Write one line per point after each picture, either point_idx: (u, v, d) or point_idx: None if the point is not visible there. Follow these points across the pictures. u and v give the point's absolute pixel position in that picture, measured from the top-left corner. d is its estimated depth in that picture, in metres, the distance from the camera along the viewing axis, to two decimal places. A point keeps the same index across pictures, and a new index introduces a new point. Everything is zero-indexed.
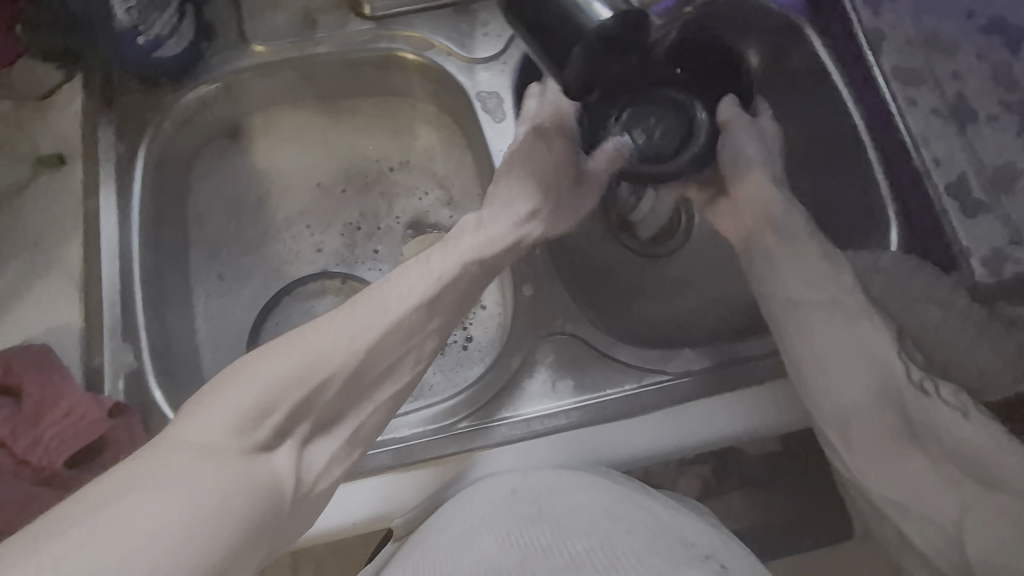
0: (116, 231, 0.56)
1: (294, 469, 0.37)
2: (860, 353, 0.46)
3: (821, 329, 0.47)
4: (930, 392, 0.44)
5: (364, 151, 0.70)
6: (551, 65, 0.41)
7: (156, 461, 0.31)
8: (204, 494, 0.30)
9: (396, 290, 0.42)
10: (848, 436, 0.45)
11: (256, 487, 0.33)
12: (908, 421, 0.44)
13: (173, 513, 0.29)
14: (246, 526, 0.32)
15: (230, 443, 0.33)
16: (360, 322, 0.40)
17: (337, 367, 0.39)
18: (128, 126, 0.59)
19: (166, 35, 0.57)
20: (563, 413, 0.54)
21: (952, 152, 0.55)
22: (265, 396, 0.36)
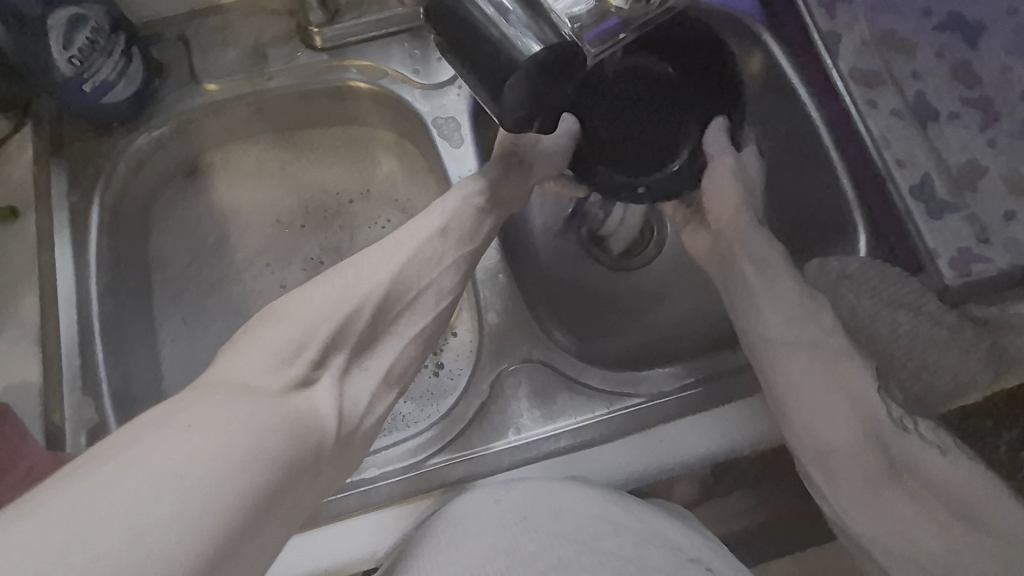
0: (74, 281, 0.56)
1: (334, 410, 0.38)
2: (841, 392, 0.47)
3: (803, 370, 0.48)
4: (909, 429, 0.45)
5: (323, 184, 0.70)
6: (488, 100, 0.40)
7: (199, 397, 0.33)
8: (240, 428, 0.31)
9: (385, 258, 0.45)
10: (833, 475, 0.45)
11: (298, 416, 0.35)
12: (891, 459, 0.44)
13: (207, 446, 0.29)
14: (282, 455, 0.32)
15: (269, 381, 0.36)
16: (362, 270, 0.44)
17: (352, 307, 0.42)
18: (82, 173, 0.59)
19: (113, 80, 0.57)
20: (532, 445, 0.52)
21: (914, 151, 0.54)
22: (284, 347, 0.38)
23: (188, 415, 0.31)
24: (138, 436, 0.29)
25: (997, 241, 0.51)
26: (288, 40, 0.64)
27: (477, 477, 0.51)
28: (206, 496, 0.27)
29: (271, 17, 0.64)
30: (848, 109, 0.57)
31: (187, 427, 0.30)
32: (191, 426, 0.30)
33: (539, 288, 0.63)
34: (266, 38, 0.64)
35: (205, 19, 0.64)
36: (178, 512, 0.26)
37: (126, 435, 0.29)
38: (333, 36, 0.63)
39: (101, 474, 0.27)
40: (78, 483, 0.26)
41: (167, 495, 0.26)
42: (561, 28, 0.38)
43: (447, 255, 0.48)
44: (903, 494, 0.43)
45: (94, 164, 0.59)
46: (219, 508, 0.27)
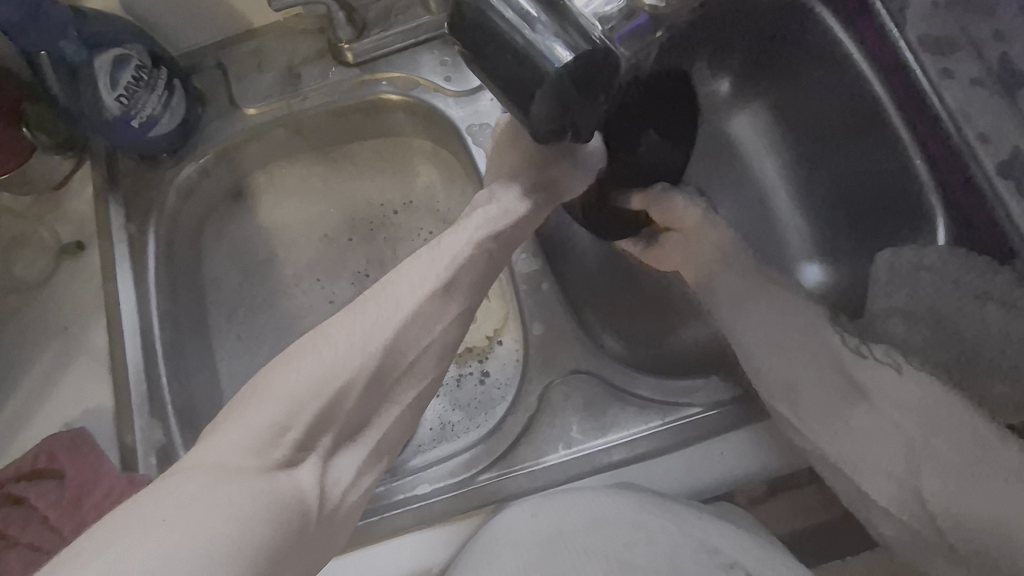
0: (136, 308, 0.58)
1: (319, 487, 0.34)
2: (798, 338, 0.48)
3: (759, 326, 0.49)
4: (870, 355, 0.47)
5: (367, 197, 0.70)
6: (518, 110, 0.39)
7: (167, 488, 0.29)
8: (217, 522, 0.27)
9: (375, 320, 0.37)
10: (821, 421, 0.46)
11: (278, 505, 0.30)
12: (863, 388, 0.46)
13: (178, 552, 0.26)
14: (266, 543, 0.29)
15: (248, 463, 0.31)
16: (355, 334, 0.36)
17: (340, 380, 0.35)
18: (138, 205, 0.61)
19: (159, 113, 0.59)
20: (586, 458, 0.50)
21: (1002, 124, 0.46)
22: (266, 427, 0.33)
23: (159, 511, 0.27)
24: (107, 535, 0.26)
25: None
26: (320, 58, 0.64)
27: (529, 492, 0.50)
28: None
29: (303, 37, 0.65)
30: (918, 82, 0.51)
31: (161, 525, 0.27)
32: (166, 520, 0.27)
33: (587, 288, 0.61)
34: (299, 59, 0.64)
35: (240, 45, 0.65)
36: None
37: (95, 534, 0.27)
38: (364, 51, 0.63)
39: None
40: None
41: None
42: (591, 33, 0.38)
43: (449, 306, 0.40)
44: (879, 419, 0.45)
45: (147, 196, 0.62)
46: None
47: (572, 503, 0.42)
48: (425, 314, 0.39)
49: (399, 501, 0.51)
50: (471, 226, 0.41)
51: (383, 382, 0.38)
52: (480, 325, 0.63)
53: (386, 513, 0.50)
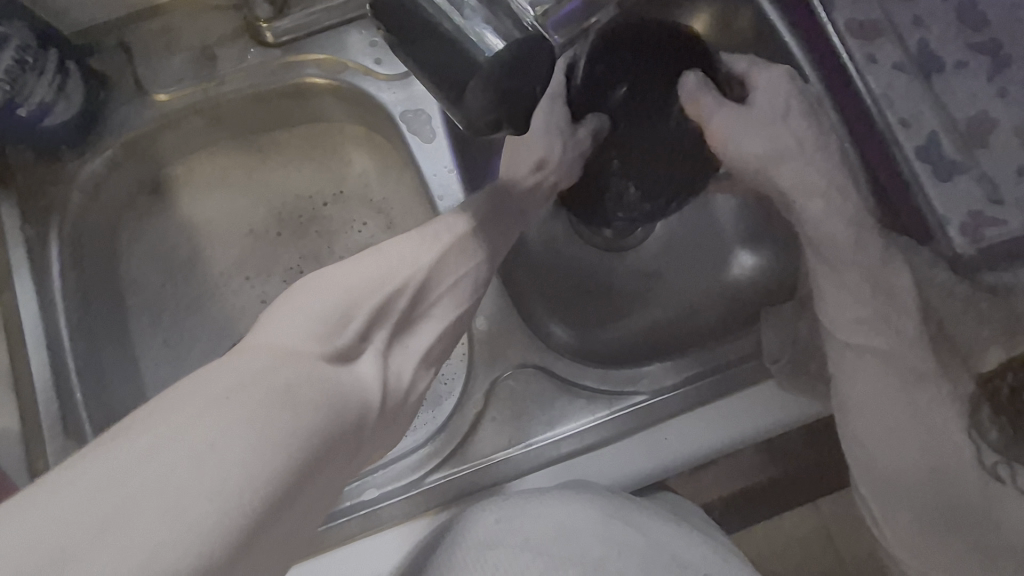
0: (40, 320, 0.52)
1: (380, 379, 0.34)
2: (919, 415, 0.41)
3: (877, 389, 0.43)
4: (1006, 480, 0.39)
5: (296, 189, 0.66)
6: (450, 101, 0.37)
7: (240, 361, 0.28)
8: (278, 403, 0.26)
9: (422, 242, 0.40)
10: (891, 506, 0.42)
11: (343, 393, 0.30)
12: (964, 503, 0.40)
13: (242, 425, 0.24)
14: (324, 430, 0.27)
15: (317, 346, 0.31)
16: (402, 249, 0.38)
17: (393, 284, 0.37)
18: (33, 206, 0.55)
19: (52, 101, 0.52)
20: (533, 452, 0.50)
21: (920, 111, 0.50)
22: (328, 315, 0.33)
23: (225, 384, 0.26)
24: (170, 404, 0.25)
25: (1009, 200, 0.48)
26: (237, 38, 0.59)
27: (479, 490, 0.49)
28: (239, 484, 0.23)
29: (216, 14, 0.60)
30: (845, 66, 0.53)
31: (225, 399, 0.25)
32: (231, 396, 0.25)
33: (533, 279, 0.59)
34: (213, 39, 0.59)
35: (145, 23, 0.59)
36: (212, 495, 0.22)
37: (155, 404, 0.25)
38: (285, 31, 0.58)
39: (126, 450, 0.22)
40: (103, 460, 0.22)
41: (197, 479, 0.22)
42: (522, 17, 0.37)
43: (479, 240, 0.43)
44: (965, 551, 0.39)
45: (45, 195, 0.55)
46: (252, 496, 0.23)
47: (535, 517, 0.41)
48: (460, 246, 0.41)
49: (346, 508, 0.50)
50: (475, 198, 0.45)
51: (425, 298, 0.39)
52: None
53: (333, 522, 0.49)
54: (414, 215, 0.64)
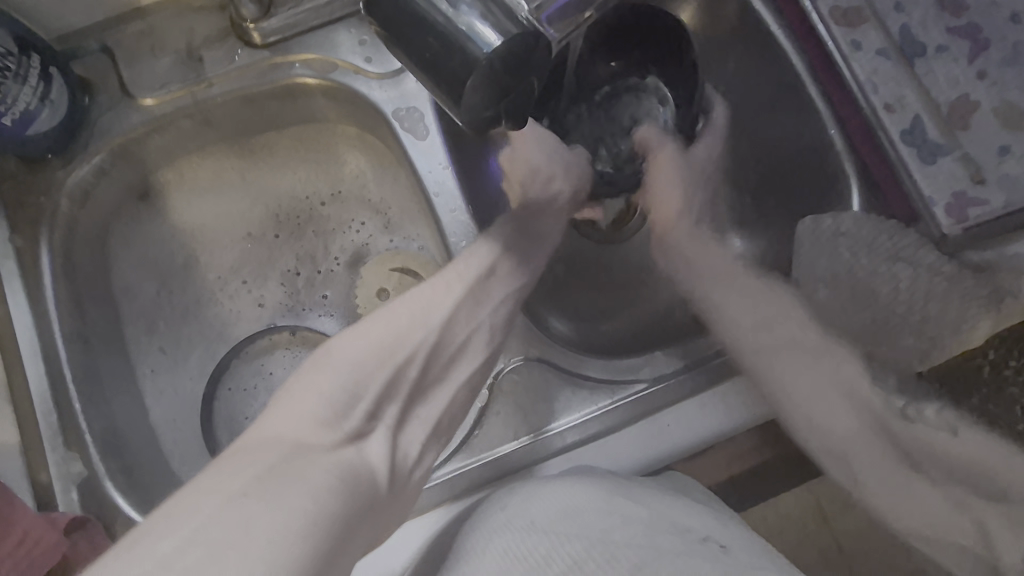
0: (35, 330, 0.52)
1: (390, 455, 0.35)
2: (841, 383, 0.48)
3: (796, 368, 0.49)
4: (915, 418, 0.46)
5: (292, 190, 0.66)
6: (450, 102, 0.38)
7: (251, 457, 0.29)
8: (293, 493, 0.27)
9: (431, 291, 0.42)
10: (852, 467, 0.46)
11: (357, 477, 0.31)
12: (900, 442, 0.46)
13: (265, 517, 0.26)
14: (340, 512, 0.29)
15: (322, 433, 0.32)
16: (413, 309, 0.40)
17: (405, 352, 0.38)
18: (22, 217, 0.54)
19: (36, 108, 0.51)
20: (539, 445, 0.51)
21: (902, 95, 0.51)
22: (338, 397, 0.34)
23: (240, 482, 0.27)
24: (183, 502, 0.27)
25: (991, 180, 0.48)
26: (223, 39, 0.58)
27: (488, 482, 0.50)
28: None
29: (200, 14, 0.59)
30: (831, 52, 0.54)
31: (242, 496, 0.27)
32: (247, 493, 0.27)
33: None
34: (199, 41, 0.58)
35: (127, 26, 0.58)
36: None
37: (169, 507, 0.27)
38: (272, 31, 0.58)
39: (150, 558, 0.24)
40: (129, 569, 0.24)
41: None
42: (517, 10, 0.37)
43: (489, 290, 0.45)
44: (927, 485, 0.44)
45: (33, 205, 0.55)
46: None
47: (543, 499, 0.41)
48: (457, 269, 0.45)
49: None
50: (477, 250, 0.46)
51: (441, 356, 0.41)
52: None
53: None
54: (409, 212, 0.65)
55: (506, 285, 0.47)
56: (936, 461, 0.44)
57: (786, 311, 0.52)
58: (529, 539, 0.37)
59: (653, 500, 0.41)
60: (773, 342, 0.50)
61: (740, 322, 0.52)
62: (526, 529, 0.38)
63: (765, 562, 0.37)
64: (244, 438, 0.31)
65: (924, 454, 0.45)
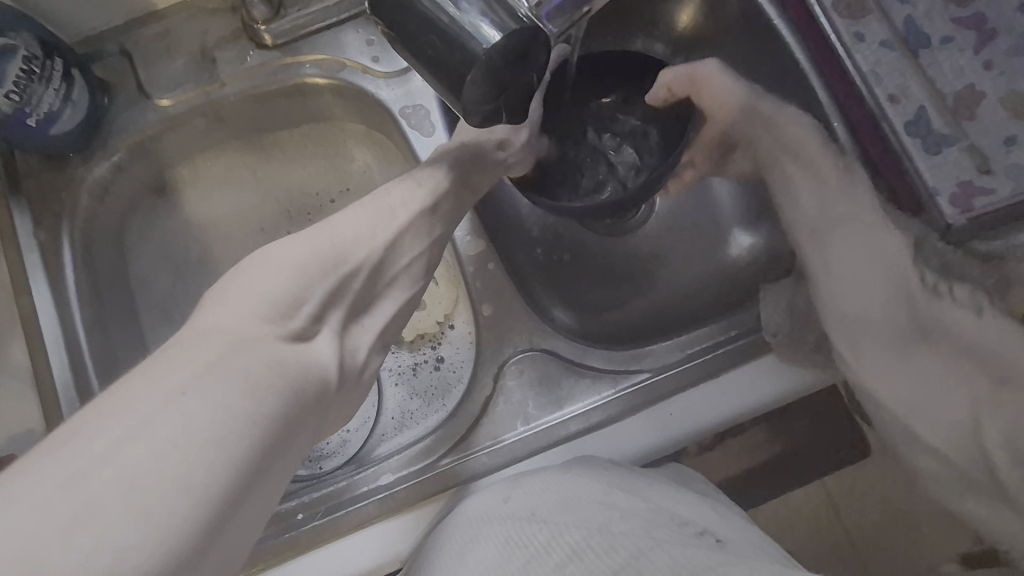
0: (57, 320, 0.54)
1: (336, 355, 0.36)
2: (879, 257, 0.47)
3: (839, 250, 0.48)
4: (943, 293, 0.46)
5: (302, 186, 0.67)
6: (451, 95, 0.39)
7: (193, 351, 0.29)
8: (235, 391, 0.27)
9: (380, 195, 0.42)
10: (858, 344, 0.45)
11: (302, 375, 0.32)
12: (921, 322, 0.45)
13: (203, 416, 0.25)
14: (282, 414, 0.29)
15: (266, 330, 0.32)
16: (358, 225, 0.40)
17: (348, 264, 0.38)
18: (44, 211, 0.56)
19: (59, 107, 0.53)
20: (542, 434, 0.52)
21: (906, 86, 0.51)
22: (281, 299, 0.34)
23: (180, 376, 0.27)
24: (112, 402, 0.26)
25: (998, 170, 0.48)
26: (235, 40, 0.60)
27: (492, 470, 0.51)
28: (209, 480, 0.24)
29: (214, 17, 0.61)
30: (833, 43, 0.54)
31: (182, 393, 0.26)
32: (186, 391, 0.26)
33: (533, 265, 0.62)
34: (212, 42, 0.60)
35: (143, 28, 0.60)
36: (186, 489, 0.23)
37: (101, 405, 0.26)
38: (283, 32, 0.59)
39: (83, 455, 0.23)
40: (60, 466, 0.23)
41: (162, 474, 0.23)
42: (516, 9, 0.37)
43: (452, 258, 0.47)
44: (932, 358, 0.44)
45: (54, 201, 0.57)
46: (225, 485, 0.25)
47: (543, 491, 0.42)
48: (416, 229, 0.43)
49: (363, 493, 0.51)
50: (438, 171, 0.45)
51: (384, 275, 0.41)
52: (429, 311, 0.62)
53: (352, 505, 0.51)
54: None
55: (444, 227, 0.45)
56: (957, 339, 0.44)
57: (847, 189, 0.50)
58: (529, 529, 0.38)
59: (653, 495, 0.42)
60: (827, 222, 0.50)
61: (807, 203, 0.51)
62: (525, 520, 0.39)
63: (762, 553, 0.37)
64: (181, 335, 0.31)
65: (944, 334, 0.44)
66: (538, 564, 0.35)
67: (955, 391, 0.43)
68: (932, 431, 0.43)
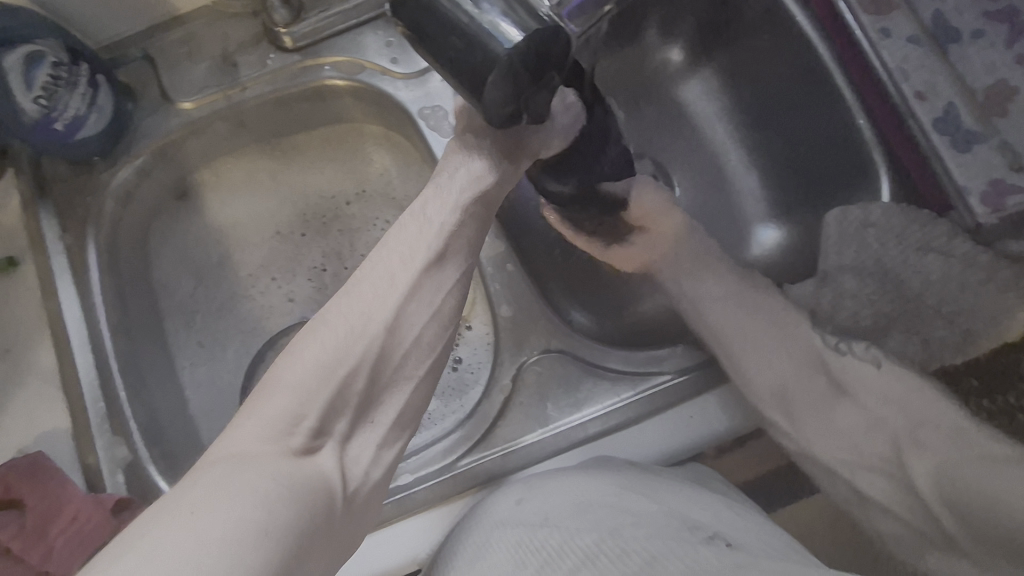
0: (83, 324, 0.55)
1: (339, 469, 0.36)
2: (781, 323, 0.52)
3: (739, 318, 0.53)
4: (846, 351, 0.50)
5: (320, 188, 0.68)
6: (472, 97, 0.39)
7: (205, 475, 0.31)
8: (244, 508, 0.29)
9: (394, 256, 0.38)
10: (794, 412, 0.48)
11: (309, 490, 0.32)
12: (834, 379, 0.49)
13: (215, 536, 0.28)
14: (294, 523, 0.30)
15: (271, 449, 0.33)
16: (353, 316, 0.37)
17: (347, 365, 0.36)
18: (71, 214, 0.57)
19: (85, 112, 0.54)
20: (561, 436, 0.51)
21: (935, 83, 0.50)
22: (282, 418, 0.34)
23: (194, 500, 0.29)
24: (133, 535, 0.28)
25: None
26: (256, 44, 0.61)
27: (510, 472, 0.51)
28: None
29: (235, 21, 0.61)
30: (858, 40, 0.52)
31: (194, 513, 0.28)
32: (200, 514, 0.28)
33: (550, 264, 0.62)
34: (234, 46, 0.61)
35: (167, 33, 0.61)
36: None
37: (129, 533, 0.28)
38: (303, 35, 0.60)
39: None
40: None
41: None
42: (538, 8, 0.38)
43: None
44: (853, 411, 0.48)
45: (80, 205, 0.58)
46: None
47: (556, 492, 0.42)
48: None
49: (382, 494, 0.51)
50: (449, 191, 0.41)
51: (388, 363, 0.38)
52: None
53: None
54: None
55: (459, 267, 0.41)
56: (865, 389, 0.48)
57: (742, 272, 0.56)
58: (539, 534, 0.38)
59: (667, 497, 0.41)
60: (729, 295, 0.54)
61: (705, 286, 0.55)
62: (538, 523, 0.39)
63: (775, 554, 0.37)
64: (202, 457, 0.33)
65: (855, 387, 0.49)
66: (550, 571, 0.35)
67: (868, 436, 0.47)
68: (862, 477, 0.46)
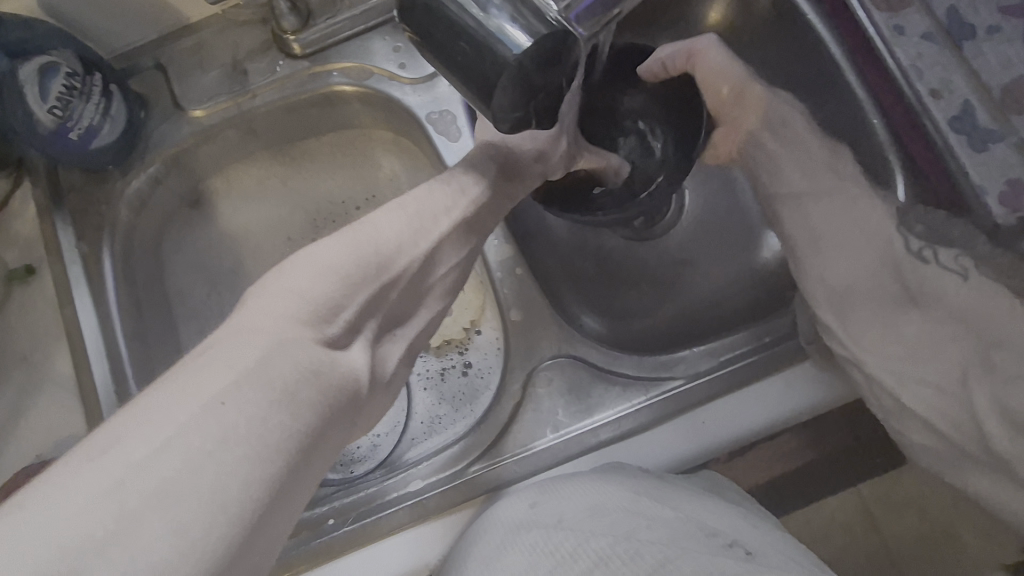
0: (98, 332, 0.55)
1: (369, 364, 0.35)
2: (856, 224, 0.49)
3: (822, 211, 0.51)
4: (930, 260, 0.46)
5: (329, 195, 0.68)
6: (480, 100, 0.39)
7: (229, 350, 0.29)
8: (272, 406, 0.27)
9: (422, 196, 0.40)
10: (849, 311, 0.46)
11: (338, 386, 0.31)
12: (909, 287, 0.46)
13: (240, 430, 0.26)
14: (316, 430, 0.29)
15: (305, 332, 0.32)
16: (401, 227, 0.38)
17: (390, 271, 0.37)
18: (86, 222, 0.58)
19: (98, 123, 0.55)
20: (571, 441, 0.51)
21: (951, 80, 0.49)
22: (320, 300, 0.33)
23: (217, 385, 0.27)
24: (137, 410, 0.26)
25: None
26: (266, 51, 0.61)
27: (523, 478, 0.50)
28: (240, 497, 0.25)
29: (244, 29, 0.62)
30: (872, 37, 0.51)
31: (221, 405, 0.26)
32: (226, 403, 0.26)
33: (560, 268, 0.62)
34: (244, 54, 0.61)
35: (178, 42, 0.62)
36: (216, 508, 0.24)
37: (143, 404, 0.26)
38: (311, 42, 0.60)
39: (121, 466, 0.24)
40: (98, 471, 0.23)
41: (196, 493, 0.24)
42: (546, 12, 0.37)
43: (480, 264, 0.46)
44: (920, 320, 0.45)
45: (96, 213, 0.59)
46: (253, 504, 0.25)
47: (571, 498, 0.42)
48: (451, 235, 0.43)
49: (394, 500, 0.52)
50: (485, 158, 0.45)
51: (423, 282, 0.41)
52: (458, 316, 0.62)
53: (382, 512, 0.51)
54: None
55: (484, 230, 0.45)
56: (943, 304, 0.45)
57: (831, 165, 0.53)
58: (554, 537, 0.37)
59: (683, 505, 0.41)
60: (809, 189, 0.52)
61: (788, 173, 0.53)
62: (552, 527, 0.39)
63: (792, 565, 0.36)
64: (225, 326, 0.31)
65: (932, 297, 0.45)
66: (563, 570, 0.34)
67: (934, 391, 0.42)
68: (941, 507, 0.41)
